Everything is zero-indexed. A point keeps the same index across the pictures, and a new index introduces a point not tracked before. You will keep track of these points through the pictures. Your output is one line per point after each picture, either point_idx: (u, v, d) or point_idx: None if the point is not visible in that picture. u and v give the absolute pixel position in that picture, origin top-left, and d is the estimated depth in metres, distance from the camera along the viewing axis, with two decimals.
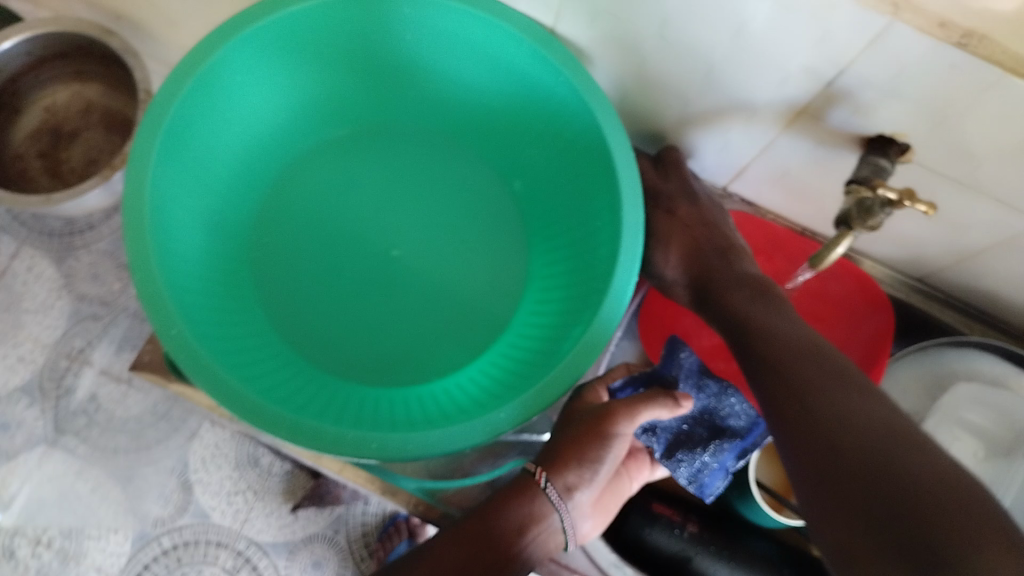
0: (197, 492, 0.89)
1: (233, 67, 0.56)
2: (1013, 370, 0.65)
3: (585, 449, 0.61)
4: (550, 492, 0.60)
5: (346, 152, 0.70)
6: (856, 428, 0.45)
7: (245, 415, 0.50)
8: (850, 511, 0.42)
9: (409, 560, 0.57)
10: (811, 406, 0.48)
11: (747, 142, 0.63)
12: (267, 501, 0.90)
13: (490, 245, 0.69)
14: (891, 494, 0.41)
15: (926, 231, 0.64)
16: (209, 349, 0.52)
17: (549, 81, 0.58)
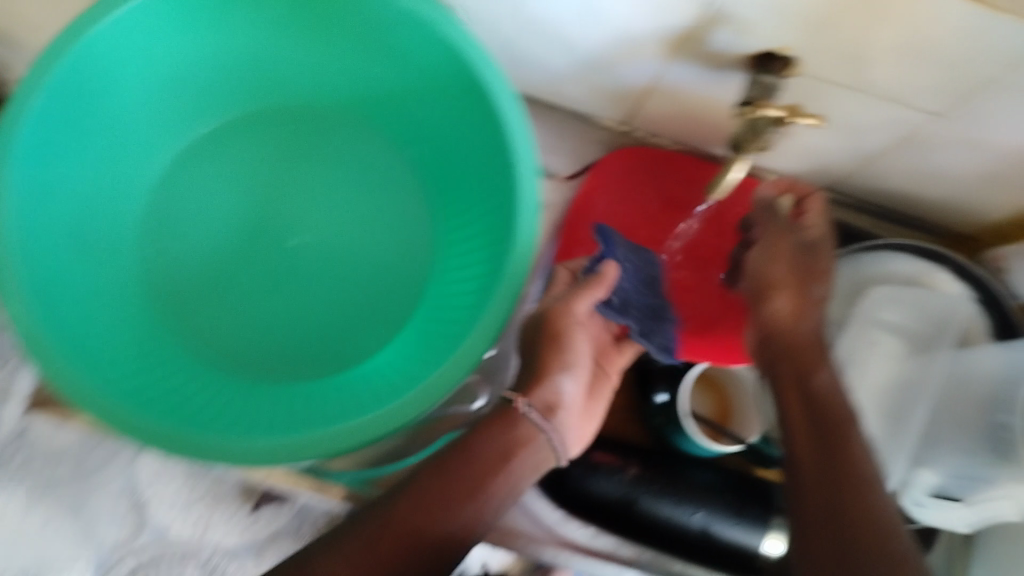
0: (152, 509, 0.86)
1: (86, 74, 0.52)
2: (927, 267, 0.67)
3: (548, 360, 0.56)
4: (532, 416, 0.54)
5: (226, 140, 0.64)
6: (843, 419, 0.52)
7: (147, 442, 0.48)
8: (815, 497, 0.50)
9: (382, 504, 0.50)
10: (802, 374, 0.54)
11: (635, 75, 0.60)
12: (224, 506, 0.86)
13: (391, 220, 0.64)
14: (854, 507, 0.49)
15: (828, 141, 0.63)
16: (101, 381, 0.50)
17: (417, 41, 0.55)
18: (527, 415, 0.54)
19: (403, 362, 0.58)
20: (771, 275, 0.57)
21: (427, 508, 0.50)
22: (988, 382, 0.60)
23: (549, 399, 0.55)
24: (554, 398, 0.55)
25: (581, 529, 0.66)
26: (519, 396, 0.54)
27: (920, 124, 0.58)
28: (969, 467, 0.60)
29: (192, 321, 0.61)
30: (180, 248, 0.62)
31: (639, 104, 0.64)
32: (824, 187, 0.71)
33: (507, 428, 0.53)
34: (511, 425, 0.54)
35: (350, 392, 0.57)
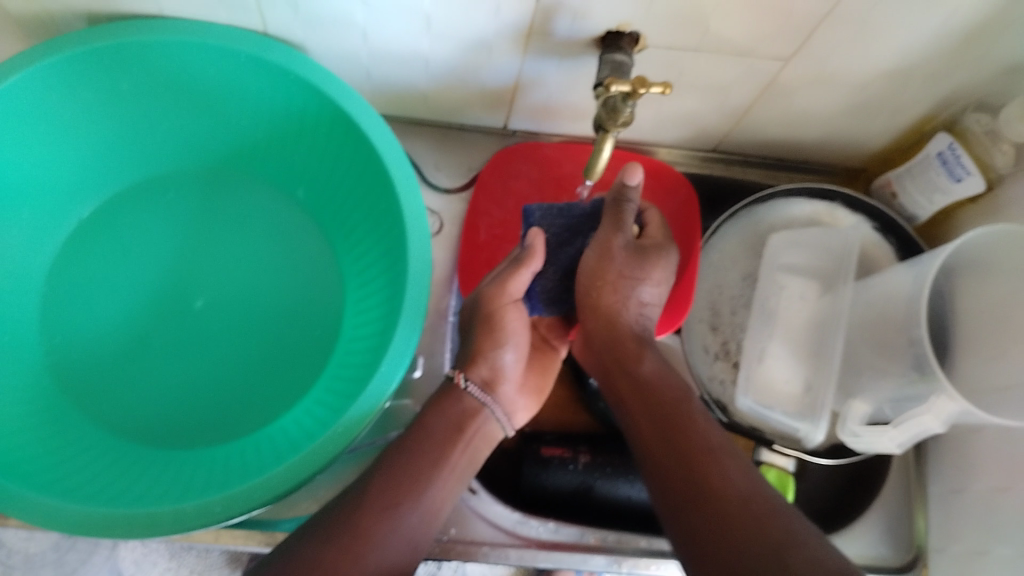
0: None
1: None
2: (823, 206, 0.69)
3: (483, 341, 0.58)
4: (472, 391, 0.57)
5: (113, 220, 0.65)
6: (663, 400, 0.54)
7: (77, 525, 0.48)
8: (658, 470, 0.51)
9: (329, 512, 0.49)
10: (634, 372, 0.57)
11: (500, 77, 0.62)
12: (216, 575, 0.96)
13: (293, 262, 0.66)
14: (682, 462, 0.50)
15: (697, 103, 0.65)
16: (16, 477, 0.49)
17: (280, 83, 0.58)
18: (466, 391, 0.57)
19: (324, 399, 0.59)
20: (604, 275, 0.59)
21: (379, 498, 0.50)
22: (894, 299, 0.59)
23: (485, 379, 0.58)
24: (492, 374, 0.58)
25: (542, 526, 0.65)
26: (458, 373, 0.57)
27: (773, 71, 0.60)
28: (900, 390, 0.58)
29: (104, 404, 0.60)
30: (83, 334, 0.62)
31: (513, 103, 0.66)
32: (710, 149, 0.74)
33: (453, 403, 0.56)
34: (455, 401, 0.57)
35: (277, 438, 0.58)
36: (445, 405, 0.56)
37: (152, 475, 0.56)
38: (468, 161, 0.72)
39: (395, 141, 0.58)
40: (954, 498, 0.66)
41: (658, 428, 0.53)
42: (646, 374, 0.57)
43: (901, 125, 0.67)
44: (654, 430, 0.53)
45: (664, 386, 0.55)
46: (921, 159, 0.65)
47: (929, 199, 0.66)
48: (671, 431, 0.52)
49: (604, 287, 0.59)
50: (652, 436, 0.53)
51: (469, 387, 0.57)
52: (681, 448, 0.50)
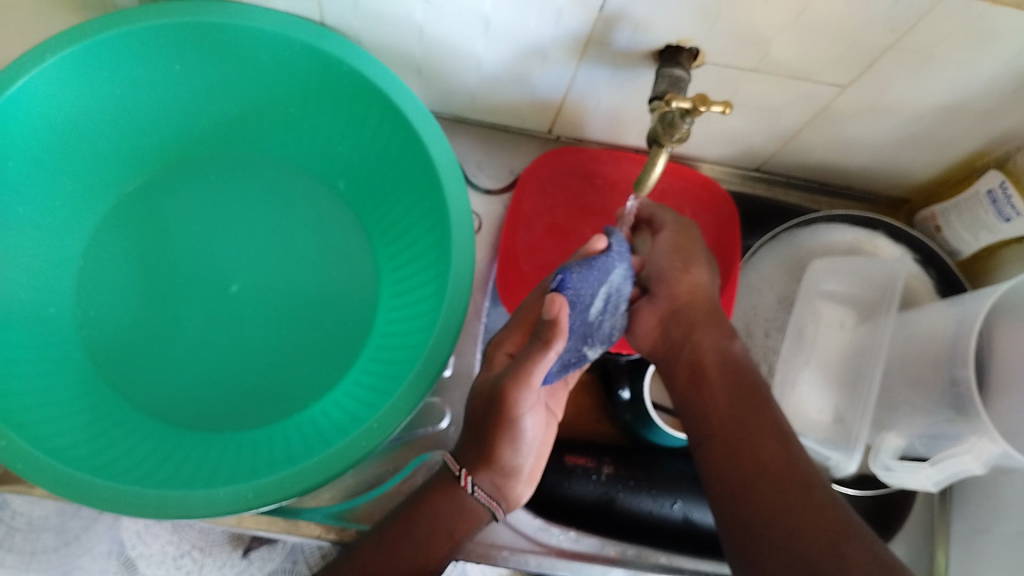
0: (142, 566, 0.92)
1: None
2: (866, 234, 0.69)
3: (498, 444, 0.54)
4: (477, 496, 0.55)
5: (155, 199, 0.65)
6: (733, 392, 0.53)
7: (109, 503, 0.48)
8: (727, 462, 0.50)
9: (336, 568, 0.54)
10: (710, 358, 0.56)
11: (553, 81, 0.62)
12: (215, 555, 0.93)
13: (332, 253, 0.66)
14: (753, 460, 0.49)
15: (747, 123, 0.65)
16: (50, 447, 0.50)
17: (335, 74, 0.58)
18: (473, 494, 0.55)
19: (357, 393, 0.59)
20: (669, 261, 0.59)
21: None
22: (936, 336, 0.59)
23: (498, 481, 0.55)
24: (506, 465, 0.55)
25: (562, 534, 0.66)
26: (464, 473, 0.54)
27: (827, 97, 0.59)
28: (934, 427, 0.58)
29: (138, 381, 0.60)
30: (118, 310, 0.62)
31: (562, 109, 0.66)
32: (754, 168, 0.73)
33: (449, 506, 0.55)
34: (452, 501, 0.55)
35: (309, 428, 0.58)
36: (439, 506, 0.55)
37: (180, 456, 0.56)
38: (512, 164, 0.72)
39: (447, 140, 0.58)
40: (977, 539, 0.65)
41: (727, 406, 0.53)
42: (725, 359, 0.55)
43: (950, 160, 0.66)
44: (732, 418, 0.52)
45: (733, 374, 0.54)
46: (970, 195, 0.65)
47: (974, 235, 0.66)
48: (745, 422, 0.51)
49: (677, 274, 0.58)
50: (718, 411, 0.53)
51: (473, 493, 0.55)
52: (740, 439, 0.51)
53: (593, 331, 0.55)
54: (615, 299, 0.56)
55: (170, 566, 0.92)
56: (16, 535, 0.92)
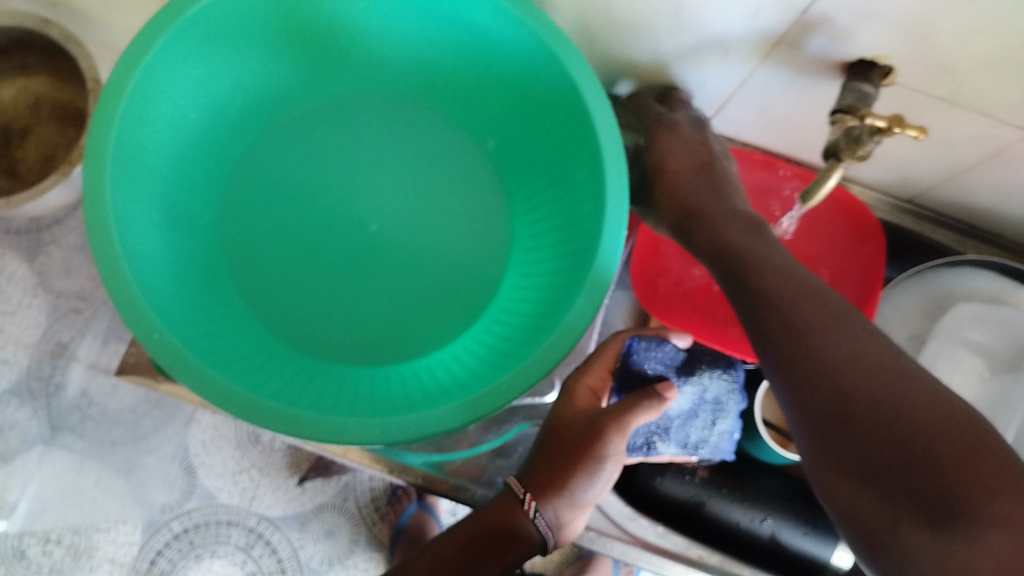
0: (201, 475, 0.93)
1: (175, 52, 0.52)
2: (1010, 285, 0.65)
3: (571, 474, 0.56)
4: (537, 521, 0.55)
5: (308, 127, 0.67)
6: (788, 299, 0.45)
7: (240, 413, 0.49)
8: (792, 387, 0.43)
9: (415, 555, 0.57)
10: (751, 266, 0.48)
11: (726, 77, 0.61)
12: (272, 477, 0.95)
13: (472, 212, 0.67)
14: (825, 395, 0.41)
15: (915, 153, 0.63)
16: (193, 347, 0.51)
17: (504, 32, 0.56)
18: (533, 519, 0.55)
19: (476, 350, 0.60)
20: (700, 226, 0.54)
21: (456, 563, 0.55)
22: None
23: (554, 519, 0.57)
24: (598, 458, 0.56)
25: (650, 528, 0.66)
26: (530, 498, 0.55)
27: (1010, 141, 0.57)
28: None
29: (270, 299, 0.63)
30: (260, 230, 0.64)
31: (728, 104, 0.65)
32: (906, 198, 0.71)
33: (510, 519, 0.55)
34: (514, 520, 0.55)
35: (423, 376, 0.60)
36: (501, 516, 0.56)
37: (302, 380, 0.57)
38: None
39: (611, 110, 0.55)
40: None
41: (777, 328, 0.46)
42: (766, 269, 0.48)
43: None
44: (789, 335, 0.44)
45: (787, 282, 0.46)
46: None
47: None
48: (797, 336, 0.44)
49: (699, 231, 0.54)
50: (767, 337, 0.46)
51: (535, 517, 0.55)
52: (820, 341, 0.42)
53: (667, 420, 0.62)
54: (709, 406, 0.62)
55: (228, 479, 0.94)
56: (89, 423, 0.93)
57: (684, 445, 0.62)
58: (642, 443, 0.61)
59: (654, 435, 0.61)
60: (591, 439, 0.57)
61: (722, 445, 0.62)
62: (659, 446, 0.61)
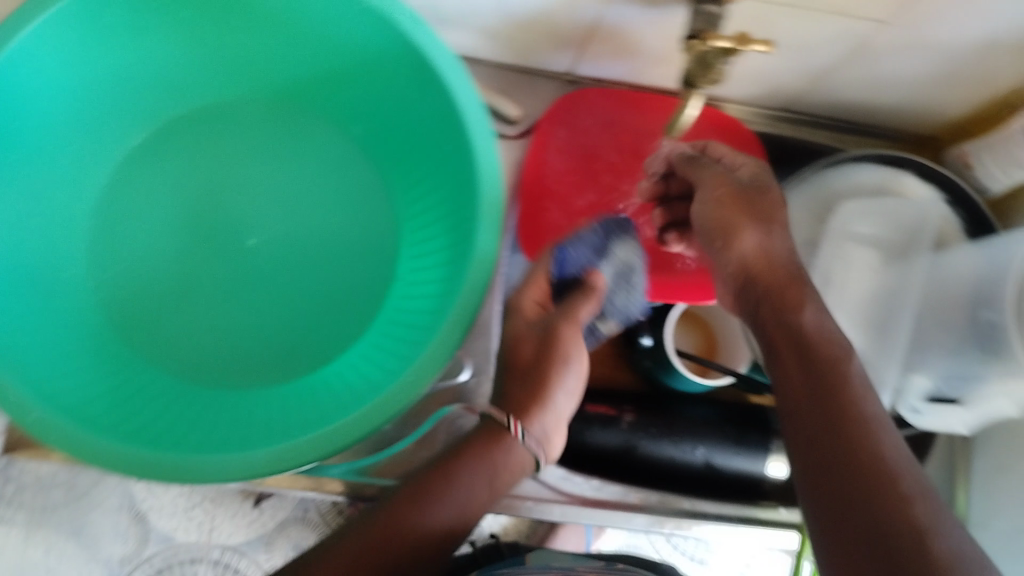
0: (153, 518, 0.77)
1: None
2: (894, 174, 0.67)
3: (550, 370, 0.57)
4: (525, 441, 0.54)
5: (161, 152, 0.63)
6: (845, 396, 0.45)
7: (143, 473, 0.47)
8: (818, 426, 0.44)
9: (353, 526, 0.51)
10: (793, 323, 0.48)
11: (577, 20, 0.59)
12: (226, 502, 0.78)
13: (351, 205, 0.64)
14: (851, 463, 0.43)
15: (779, 62, 0.62)
16: (77, 417, 0.48)
17: (344, 10, 0.54)
18: (522, 444, 0.54)
19: (382, 346, 0.58)
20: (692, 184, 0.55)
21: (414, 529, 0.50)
22: (969, 281, 0.59)
23: (517, 461, 0.54)
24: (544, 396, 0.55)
25: (586, 483, 0.67)
26: (516, 421, 0.54)
27: (867, 33, 0.57)
28: (961, 368, 0.59)
29: (160, 337, 0.59)
30: (134, 267, 0.60)
31: (588, 47, 0.63)
32: (780, 107, 0.71)
33: (495, 442, 0.54)
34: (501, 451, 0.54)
35: (332, 385, 0.57)
36: (485, 445, 0.54)
37: (206, 417, 0.55)
38: (529, 108, 0.69)
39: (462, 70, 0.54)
40: (998, 477, 0.66)
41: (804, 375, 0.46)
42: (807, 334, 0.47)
43: (985, 96, 0.64)
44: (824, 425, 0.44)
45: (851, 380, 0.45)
46: (1004, 133, 0.63)
47: (1007, 174, 0.64)
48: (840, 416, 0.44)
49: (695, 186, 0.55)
50: (797, 379, 0.46)
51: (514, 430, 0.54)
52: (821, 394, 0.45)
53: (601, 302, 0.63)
54: (623, 276, 0.63)
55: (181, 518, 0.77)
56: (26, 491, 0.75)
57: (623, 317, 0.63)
58: (587, 330, 0.62)
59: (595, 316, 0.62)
60: (545, 377, 0.57)
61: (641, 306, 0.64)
62: (602, 323, 0.63)
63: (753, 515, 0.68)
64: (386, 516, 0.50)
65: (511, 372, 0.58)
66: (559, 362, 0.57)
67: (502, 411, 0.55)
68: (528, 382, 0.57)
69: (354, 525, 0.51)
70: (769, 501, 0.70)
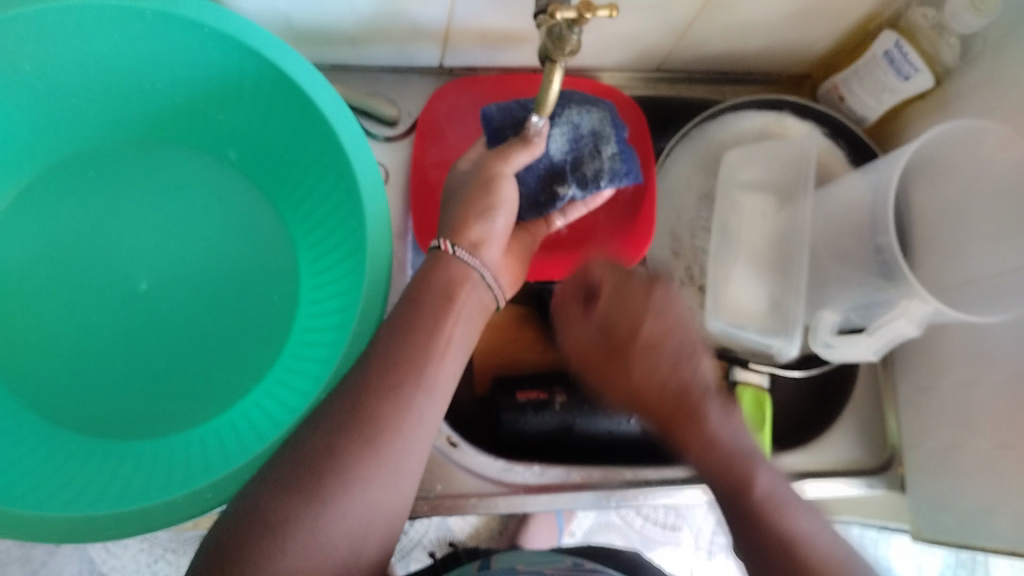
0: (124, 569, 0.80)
1: None
2: (772, 117, 0.68)
3: (469, 210, 0.55)
4: (462, 255, 0.53)
5: (35, 208, 0.60)
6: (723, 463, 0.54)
7: (65, 536, 0.47)
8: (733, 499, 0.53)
9: (253, 498, 0.41)
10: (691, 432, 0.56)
11: (431, 13, 0.58)
12: None
13: (240, 232, 0.63)
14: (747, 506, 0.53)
15: (638, 23, 0.62)
16: None
17: (193, 38, 0.54)
18: (454, 255, 0.53)
19: (295, 367, 0.58)
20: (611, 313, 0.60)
21: (324, 480, 0.42)
22: (853, 207, 0.59)
23: (456, 277, 0.52)
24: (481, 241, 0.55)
25: (527, 471, 0.65)
26: (445, 239, 0.53)
27: None
28: (866, 297, 0.59)
29: (59, 396, 0.57)
30: (21, 329, 0.58)
31: (449, 37, 0.63)
32: (654, 68, 0.71)
33: (442, 269, 0.52)
34: (445, 269, 0.53)
35: (250, 414, 0.57)
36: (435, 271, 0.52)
37: (125, 470, 0.54)
38: (407, 107, 0.68)
39: (323, 78, 0.55)
40: (920, 395, 0.66)
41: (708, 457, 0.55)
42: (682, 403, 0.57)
43: (844, 28, 0.65)
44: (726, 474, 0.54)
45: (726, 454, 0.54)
46: (867, 60, 0.64)
47: (879, 99, 0.66)
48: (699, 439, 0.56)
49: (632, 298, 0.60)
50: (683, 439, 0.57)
51: (456, 253, 0.53)
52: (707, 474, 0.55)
53: (561, 174, 0.60)
54: (587, 135, 0.59)
55: None
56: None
57: (584, 182, 0.59)
58: (545, 201, 0.60)
59: (552, 183, 0.59)
60: (400, 372, 0.46)
61: (615, 167, 0.59)
62: (560, 193, 0.59)
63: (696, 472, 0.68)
64: (266, 516, 0.40)
65: (357, 389, 0.45)
66: (412, 364, 0.47)
67: (437, 238, 0.54)
68: (379, 394, 0.45)
69: (201, 569, 0.39)
70: None
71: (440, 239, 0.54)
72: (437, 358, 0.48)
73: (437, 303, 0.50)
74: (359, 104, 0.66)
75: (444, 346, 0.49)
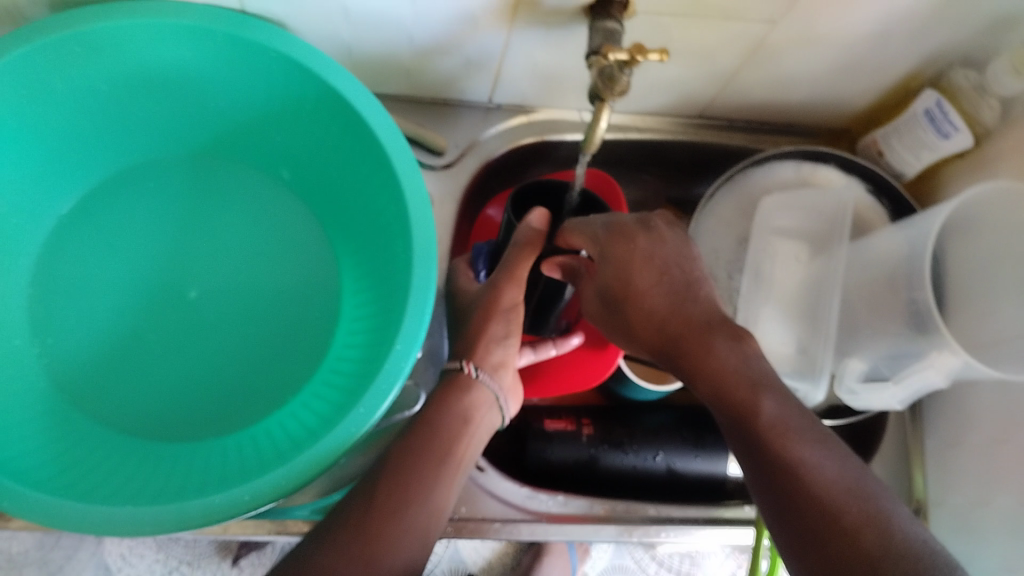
0: None
1: None
2: (815, 166, 0.69)
3: None
4: (485, 379, 0.56)
5: (102, 215, 0.64)
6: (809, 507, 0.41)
7: (104, 529, 0.48)
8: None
9: None
10: (776, 473, 0.43)
11: (487, 49, 0.61)
12: (205, 567, 0.93)
13: (288, 247, 0.65)
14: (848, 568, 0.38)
15: (686, 70, 0.64)
16: (38, 484, 0.49)
17: (261, 62, 0.56)
18: (479, 380, 0.56)
19: (334, 382, 0.59)
20: (636, 303, 0.50)
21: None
22: (890, 260, 0.60)
23: (475, 400, 0.56)
24: None
25: (551, 499, 0.66)
26: (469, 361, 0.57)
27: (762, 34, 0.59)
28: (897, 347, 0.59)
29: (108, 398, 0.59)
30: (78, 329, 0.60)
31: (501, 75, 0.65)
32: (696, 115, 0.73)
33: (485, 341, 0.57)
34: (464, 386, 0.56)
35: (288, 426, 0.58)
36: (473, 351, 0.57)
37: (163, 472, 0.56)
38: (455, 139, 0.70)
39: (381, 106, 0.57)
40: (948, 453, 0.66)
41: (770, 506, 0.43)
42: (722, 373, 0.45)
43: (886, 84, 0.67)
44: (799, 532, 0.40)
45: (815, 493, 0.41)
46: (907, 117, 0.66)
47: (916, 156, 0.67)
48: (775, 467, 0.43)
49: (637, 276, 0.50)
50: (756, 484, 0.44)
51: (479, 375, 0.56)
52: (786, 511, 0.42)
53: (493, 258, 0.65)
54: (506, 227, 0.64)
55: None
56: None
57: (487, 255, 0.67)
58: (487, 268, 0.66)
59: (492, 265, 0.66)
60: (377, 535, 0.45)
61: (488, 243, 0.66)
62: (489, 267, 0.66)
63: (718, 515, 0.68)
64: None
65: (356, 504, 0.47)
66: (409, 486, 0.49)
67: (459, 359, 0.57)
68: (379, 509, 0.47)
69: None
70: (732, 500, 0.70)
71: (463, 359, 0.57)
72: (406, 510, 0.48)
73: (431, 448, 0.52)
74: (409, 132, 0.68)
75: (423, 499, 0.49)
